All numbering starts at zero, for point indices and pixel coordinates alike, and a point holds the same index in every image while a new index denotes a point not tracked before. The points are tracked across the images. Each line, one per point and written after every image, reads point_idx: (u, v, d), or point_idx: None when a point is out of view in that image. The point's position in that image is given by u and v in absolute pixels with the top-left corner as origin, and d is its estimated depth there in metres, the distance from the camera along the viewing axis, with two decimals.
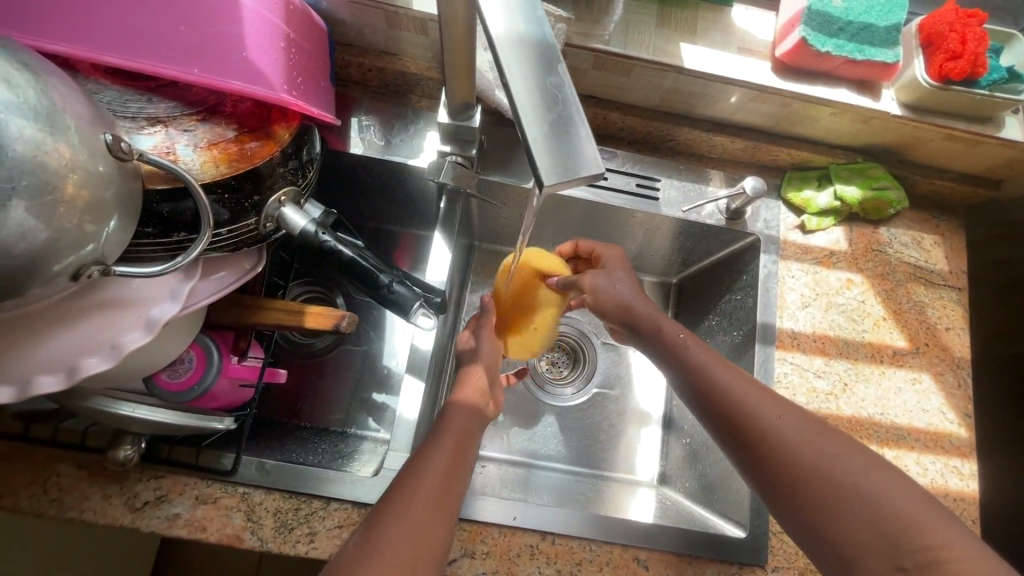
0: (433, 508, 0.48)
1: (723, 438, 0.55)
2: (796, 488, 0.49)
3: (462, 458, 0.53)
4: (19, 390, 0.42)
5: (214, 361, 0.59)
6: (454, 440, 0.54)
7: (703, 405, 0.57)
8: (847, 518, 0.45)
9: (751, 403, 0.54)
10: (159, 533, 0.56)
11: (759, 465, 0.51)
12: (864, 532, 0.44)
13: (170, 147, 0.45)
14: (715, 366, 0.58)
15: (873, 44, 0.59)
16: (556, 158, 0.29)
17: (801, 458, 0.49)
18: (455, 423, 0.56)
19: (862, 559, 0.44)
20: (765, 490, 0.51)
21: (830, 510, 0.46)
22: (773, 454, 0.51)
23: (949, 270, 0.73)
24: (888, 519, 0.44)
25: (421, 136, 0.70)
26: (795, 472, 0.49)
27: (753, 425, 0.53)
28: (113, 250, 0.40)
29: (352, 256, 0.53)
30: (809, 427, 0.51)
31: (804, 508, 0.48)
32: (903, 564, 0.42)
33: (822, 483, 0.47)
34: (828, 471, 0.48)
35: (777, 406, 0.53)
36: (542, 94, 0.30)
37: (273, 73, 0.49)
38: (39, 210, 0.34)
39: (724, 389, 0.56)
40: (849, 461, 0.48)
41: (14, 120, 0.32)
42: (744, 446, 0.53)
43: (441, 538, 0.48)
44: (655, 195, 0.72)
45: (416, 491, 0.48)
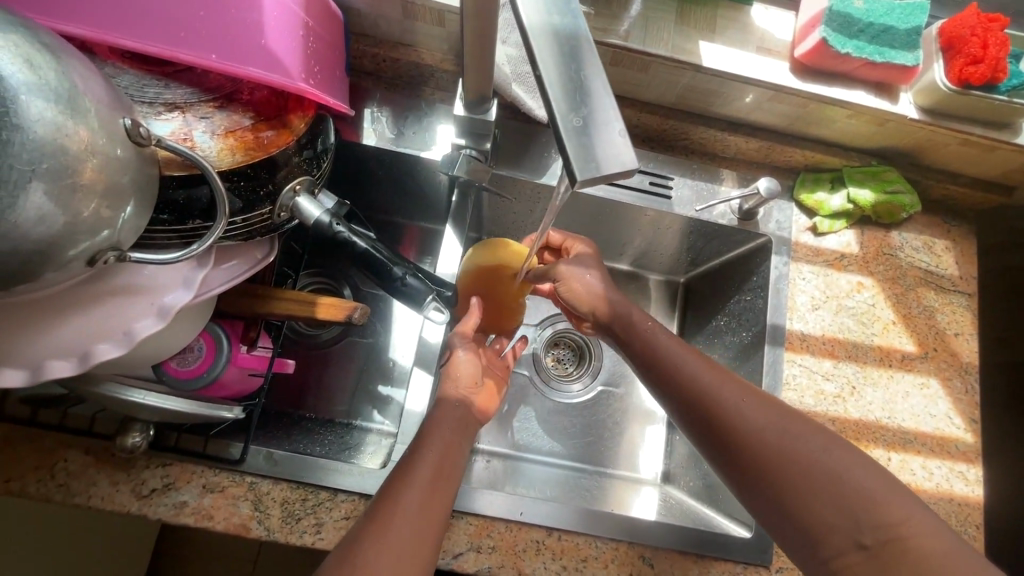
0: (428, 507, 0.48)
1: (687, 421, 0.55)
2: (762, 468, 0.49)
3: (455, 455, 0.53)
4: (32, 373, 0.42)
5: (223, 350, 0.58)
6: (449, 440, 0.54)
7: (664, 387, 0.57)
8: (812, 497, 0.46)
9: (713, 386, 0.54)
10: (166, 520, 0.56)
11: (721, 447, 0.52)
12: (829, 510, 0.45)
13: (187, 133, 0.45)
14: (677, 350, 0.58)
15: (893, 47, 0.59)
16: (588, 153, 0.28)
17: (766, 439, 0.49)
18: (445, 421, 0.55)
19: (828, 537, 0.45)
20: (737, 478, 0.51)
21: (794, 490, 0.47)
22: (736, 438, 0.51)
23: (960, 275, 0.73)
24: (851, 496, 0.45)
25: (433, 128, 0.70)
26: (760, 454, 0.49)
27: (716, 410, 0.52)
28: (129, 236, 0.40)
29: (366, 248, 0.53)
30: (771, 409, 0.51)
31: (770, 489, 0.48)
32: (862, 541, 0.44)
33: (787, 464, 0.48)
34: (792, 451, 0.48)
35: (740, 389, 0.53)
36: (575, 88, 0.30)
37: (290, 62, 0.49)
38: (58, 193, 0.33)
39: (687, 376, 0.55)
40: (810, 440, 0.48)
41: (35, 101, 0.32)
42: (710, 432, 0.53)
43: (434, 531, 0.48)
44: (668, 194, 0.72)
45: (410, 482, 0.49)
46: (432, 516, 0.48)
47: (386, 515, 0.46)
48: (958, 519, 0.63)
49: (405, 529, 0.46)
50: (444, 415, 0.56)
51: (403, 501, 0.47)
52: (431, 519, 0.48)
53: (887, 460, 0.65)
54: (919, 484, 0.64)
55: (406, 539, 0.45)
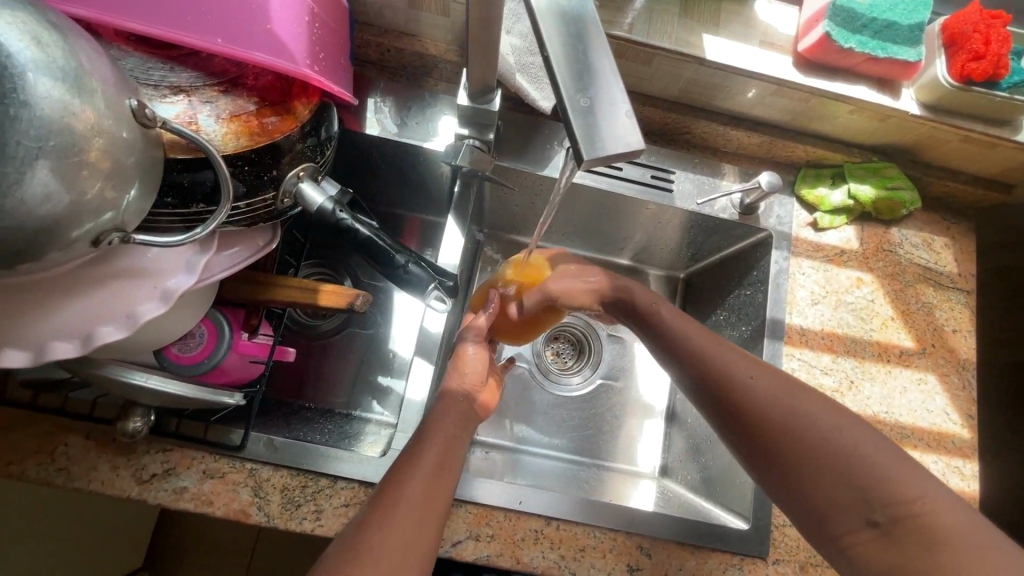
0: (431, 494, 0.48)
1: (697, 396, 0.55)
2: (770, 443, 0.49)
3: (455, 448, 0.53)
4: (35, 354, 0.42)
5: (224, 336, 0.59)
6: (446, 431, 0.54)
7: (678, 365, 0.58)
8: (819, 474, 0.46)
9: (723, 363, 0.54)
10: (166, 505, 0.56)
11: (731, 421, 0.52)
12: (836, 488, 0.46)
13: (192, 116, 0.45)
14: (690, 331, 0.58)
15: (895, 42, 0.59)
16: (595, 134, 0.29)
17: (774, 415, 0.49)
18: (449, 416, 0.55)
19: (836, 516, 0.46)
20: (745, 453, 0.51)
21: (802, 467, 0.47)
22: (745, 413, 0.51)
23: (958, 272, 0.74)
24: (859, 473, 0.45)
25: (437, 119, 0.70)
26: (768, 430, 0.49)
27: (726, 385, 0.53)
28: (133, 219, 0.40)
29: (369, 235, 0.54)
30: (780, 384, 0.51)
31: (779, 465, 0.49)
32: (874, 519, 0.44)
33: (793, 439, 0.48)
34: (800, 427, 0.48)
35: (750, 365, 0.53)
36: (583, 69, 0.30)
37: (295, 47, 0.49)
38: (63, 171, 0.33)
39: (699, 353, 0.56)
40: (819, 416, 0.48)
41: (42, 79, 0.32)
42: (719, 408, 0.53)
43: (437, 519, 0.48)
44: (670, 187, 0.72)
45: (415, 470, 0.49)
46: (432, 504, 0.48)
47: (387, 504, 0.46)
48: None
49: (408, 514, 0.46)
50: (449, 408, 0.57)
51: (405, 490, 0.47)
52: (434, 506, 0.48)
53: None
54: None
55: (408, 524, 0.45)
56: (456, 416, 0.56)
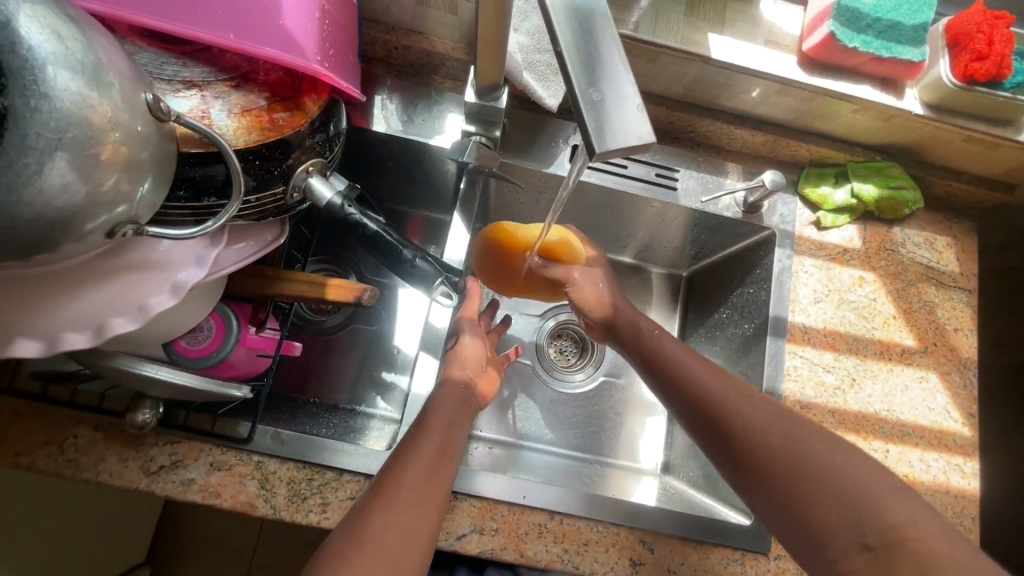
0: (430, 482, 0.49)
1: (693, 427, 0.57)
2: (765, 471, 0.50)
3: (455, 434, 0.54)
4: (48, 344, 0.42)
5: (233, 330, 0.59)
6: (444, 416, 0.54)
7: (673, 394, 0.59)
8: (813, 499, 0.47)
9: (718, 396, 0.55)
10: (173, 497, 0.56)
11: (727, 452, 0.53)
12: (830, 510, 0.46)
13: (204, 111, 0.45)
14: (686, 361, 0.60)
15: (899, 42, 0.60)
16: (606, 126, 0.29)
17: (768, 443, 0.51)
18: (447, 401, 0.56)
19: (832, 539, 0.46)
20: (741, 482, 0.52)
21: (797, 493, 0.48)
22: (740, 445, 0.52)
23: (960, 272, 0.74)
24: (851, 496, 0.45)
25: (443, 116, 0.70)
26: (763, 459, 0.50)
27: (721, 416, 0.54)
28: (146, 211, 0.40)
29: (376, 230, 0.54)
30: (774, 415, 0.52)
31: (775, 493, 0.49)
32: (867, 541, 0.44)
33: (787, 465, 0.49)
34: (793, 454, 0.49)
35: (744, 397, 0.55)
36: (594, 63, 0.30)
37: (306, 43, 0.49)
38: (80, 163, 0.34)
39: (694, 383, 0.57)
40: (812, 443, 0.49)
41: (61, 72, 0.32)
42: (715, 439, 0.54)
43: (436, 506, 0.48)
44: (673, 185, 0.73)
45: (416, 456, 0.50)
46: (433, 489, 0.49)
47: (387, 488, 0.47)
48: (954, 510, 0.64)
49: (406, 500, 0.47)
50: (450, 391, 0.58)
51: (405, 474, 0.48)
52: (433, 492, 0.49)
53: (885, 451, 0.66)
54: (916, 475, 0.65)
55: (407, 508, 0.46)
56: (452, 402, 0.56)
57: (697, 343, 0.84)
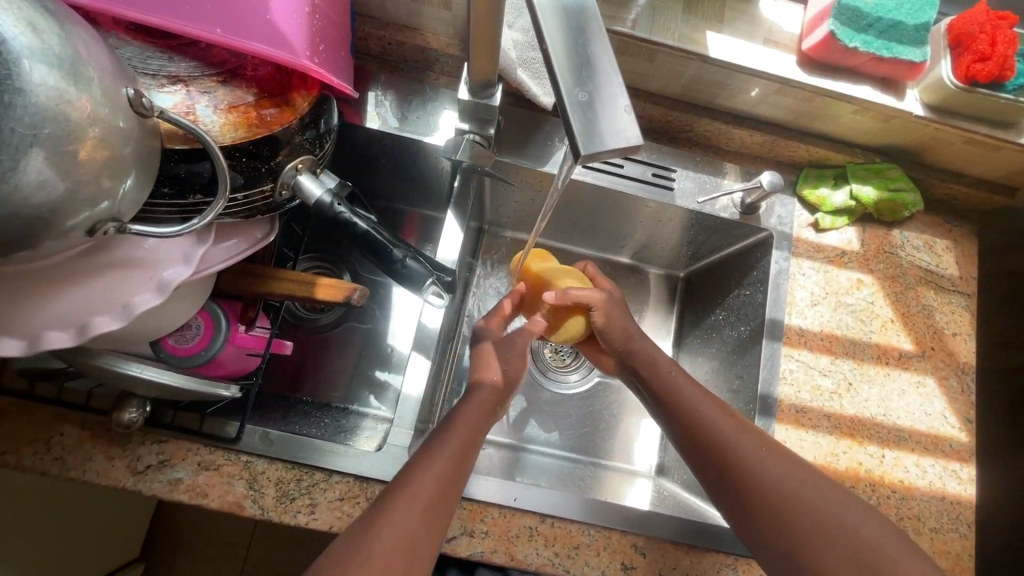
0: (442, 495, 0.49)
1: (692, 459, 0.57)
2: (767, 510, 0.51)
3: (472, 449, 0.54)
4: (30, 343, 0.41)
5: (221, 328, 0.59)
6: (466, 429, 0.54)
7: (675, 425, 0.59)
8: (813, 541, 0.48)
9: (723, 430, 0.55)
10: (160, 496, 0.56)
11: (727, 488, 0.54)
12: (824, 550, 0.47)
13: (190, 107, 0.44)
14: (690, 390, 0.60)
15: (900, 42, 0.59)
16: (593, 128, 0.28)
17: (770, 482, 0.52)
18: (471, 415, 0.57)
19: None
20: (738, 516, 0.53)
21: (793, 531, 0.49)
22: (742, 479, 0.53)
23: (959, 275, 0.73)
24: (846, 539, 0.47)
25: (438, 114, 0.69)
26: (765, 500, 0.51)
27: (723, 452, 0.54)
28: (129, 209, 0.40)
29: (366, 229, 0.53)
30: (775, 454, 0.54)
31: (770, 530, 0.50)
32: None
33: (790, 506, 0.50)
34: (794, 494, 0.50)
35: (747, 433, 0.55)
36: (583, 64, 0.29)
37: (295, 38, 0.48)
38: (58, 161, 0.33)
39: (697, 416, 0.57)
40: (811, 485, 0.51)
41: (38, 67, 0.32)
42: (716, 473, 0.55)
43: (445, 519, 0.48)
44: (671, 186, 0.72)
45: (437, 457, 0.51)
46: (446, 502, 0.49)
47: (404, 493, 0.47)
48: (950, 517, 0.64)
49: (416, 513, 0.46)
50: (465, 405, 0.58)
51: (419, 483, 0.48)
52: (444, 505, 0.49)
53: (881, 457, 0.65)
54: (912, 481, 0.64)
55: (416, 518, 0.46)
56: (468, 422, 0.55)
57: (693, 344, 0.84)
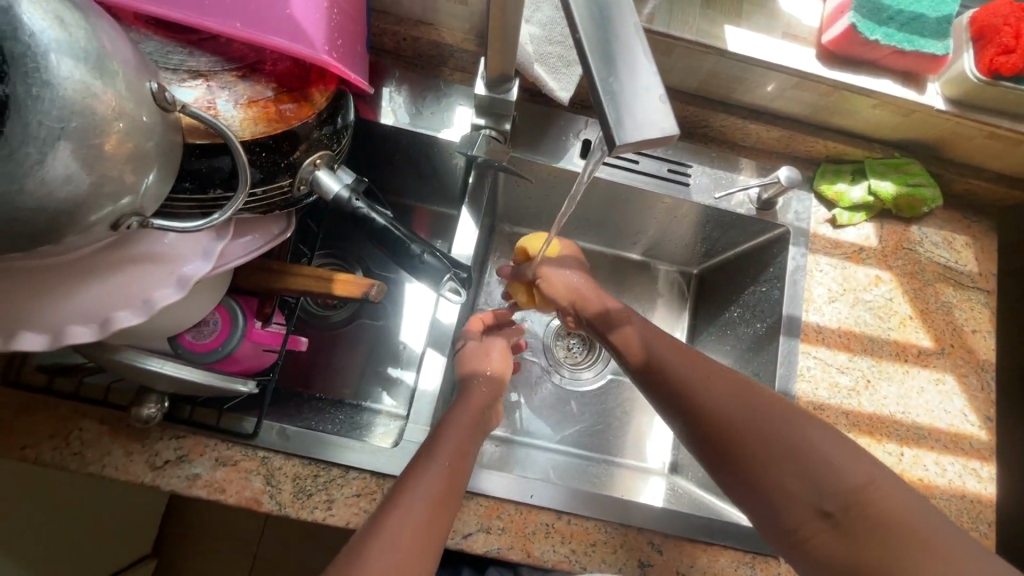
0: (435, 505, 0.48)
1: (658, 401, 0.58)
2: (728, 443, 0.51)
3: (465, 462, 0.53)
4: (53, 338, 0.42)
5: (239, 323, 0.59)
6: (456, 440, 0.54)
7: (642, 374, 0.60)
8: (776, 469, 0.48)
9: (677, 370, 0.57)
10: (178, 492, 0.56)
11: (690, 426, 0.54)
12: (789, 479, 0.48)
13: (211, 101, 0.44)
14: (654, 340, 0.61)
15: (922, 35, 0.58)
16: (627, 118, 0.28)
17: (726, 414, 0.52)
18: (459, 426, 0.56)
19: (792, 508, 0.47)
20: (704, 456, 0.53)
21: (757, 463, 0.49)
22: (698, 413, 0.53)
23: (979, 272, 0.72)
24: (812, 466, 0.47)
25: (451, 109, 0.69)
26: (725, 432, 0.51)
27: (684, 391, 0.55)
28: (151, 204, 0.40)
29: (384, 224, 0.54)
30: (733, 387, 0.54)
31: (732, 464, 0.51)
32: (827, 509, 0.46)
33: (749, 436, 0.50)
34: (754, 422, 0.50)
35: (705, 373, 0.55)
36: (615, 53, 0.29)
37: (313, 33, 0.48)
38: (84, 155, 0.33)
39: (660, 362, 0.59)
40: (773, 414, 0.51)
41: (64, 60, 0.32)
42: (678, 412, 0.55)
43: (442, 524, 0.48)
44: (686, 181, 0.71)
45: (437, 458, 0.51)
46: (449, 495, 0.49)
47: (406, 492, 0.48)
48: (970, 515, 0.63)
49: (404, 528, 0.45)
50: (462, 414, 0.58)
51: (423, 482, 0.49)
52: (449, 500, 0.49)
53: (900, 454, 0.65)
54: (932, 479, 0.64)
55: (418, 512, 0.46)
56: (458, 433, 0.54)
57: (707, 341, 0.83)
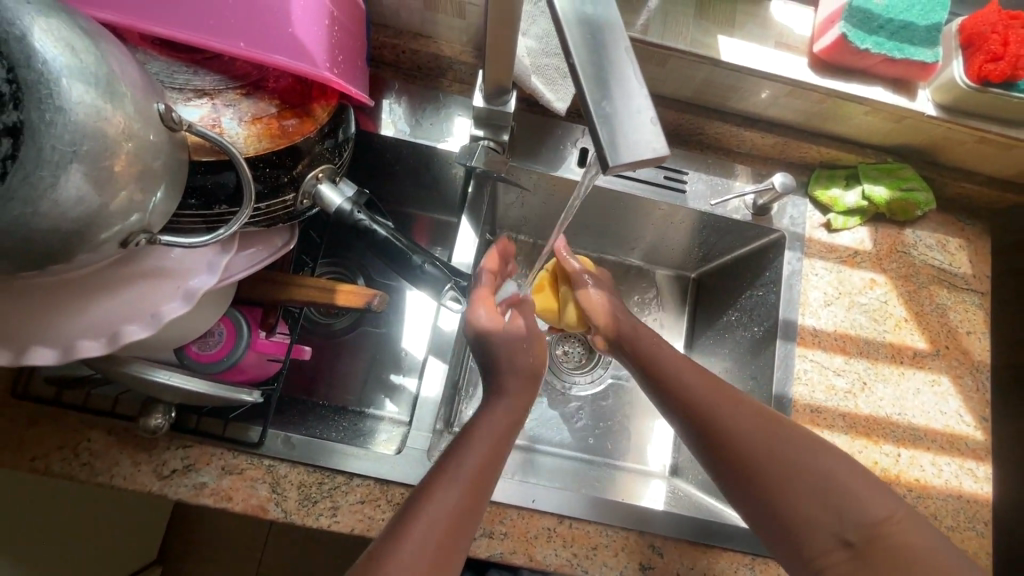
0: (464, 502, 0.47)
1: (683, 427, 0.58)
2: (754, 471, 0.52)
3: (496, 467, 0.51)
4: (63, 353, 0.42)
5: (243, 335, 0.59)
6: (497, 424, 0.54)
7: (665, 399, 0.60)
8: (800, 499, 0.50)
9: (703, 399, 0.57)
10: (185, 500, 0.57)
11: (716, 453, 0.55)
12: (814, 509, 0.50)
13: (215, 119, 0.45)
14: (680, 364, 0.61)
15: (913, 43, 0.59)
16: (620, 139, 0.29)
17: (751, 445, 0.53)
18: (495, 412, 0.55)
19: (813, 536, 0.50)
20: (727, 481, 0.55)
21: (783, 491, 0.51)
22: (728, 446, 0.54)
23: (973, 273, 0.73)
24: (839, 499, 0.49)
25: (450, 120, 0.70)
26: (751, 463, 0.53)
27: (710, 421, 0.56)
28: (158, 220, 0.41)
29: (386, 236, 0.56)
30: (758, 417, 0.55)
31: (763, 495, 0.52)
32: (848, 538, 0.48)
33: (775, 465, 0.52)
34: (779, 454, 0.52)
35: (729, 401, 0.56)
36: (608, 76, 0.30)
37: (315, 50, 0.49)
38: (95, 176, 0.34)
39: (687, 388, 0.59)
40: (799, 446, 0.52)
41: (76, 85, 0.33)
42: (703, 441, 0.56)
43: (475, 516, 0.48)
44: (682, 188, 0.72)
45: (475, 443, 0.51)
46: (481, 487, 0.49)
47: (441, 480, 0.48)
48: (966, 515, 0.64)
49: (430, 532, 0.45)
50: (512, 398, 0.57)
51: (455, 470, 0.49)
52: (481, 492, 0.49)
53: (896, 455, 0.66)
54: (928, 480, 0.65)
55: (451, 505, 0.47)
56: (489, 438, 0.52)
57: (705, 345, 0.84)
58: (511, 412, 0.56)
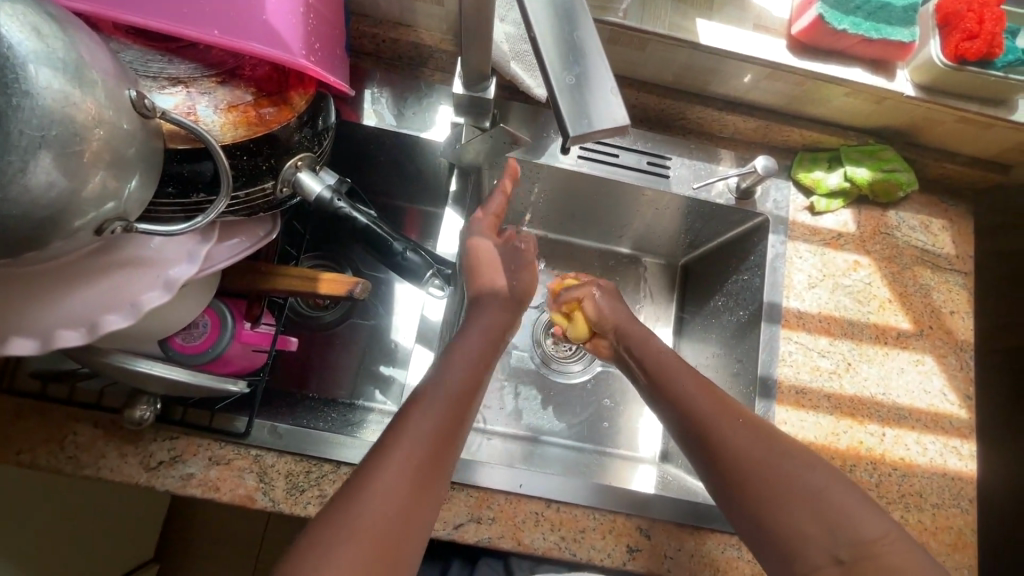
0: (453, 411, 0.46)
1: (681, 437, 0.57)
2: (746, 483, 0.50)
3: (477, 393, 0.49)
4: (44, 342, 0.43)
5: (228, 325, 0.60)
6: (483, 343, 0.54)
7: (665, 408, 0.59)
8: (791, 511, 0.48)
9: (701, 409, 0.56)
10: (173, 491, 0.57)
11: (712, 465, 0.53)
12: (805, 521, 0.47)
13: (190, 107, 0.46)
14: (680, 373, 0.60)
15: (889, 23, 0.60)
16: (580, 108, 0.32)
17: (745, 456, 0.51)
18: (484, 330, 0.56)
19: (804, 550, 0.46)
20: (720, 492, 0.53)
21: (775, 502, 0.48)
22: (723, 457, 0.52)
23: (956, 254, 0.74)
24: (832, 517, 0.46)
25: (433, 109, 0.70)
26: (744, 474, 0.51)
27: (706, 430, 0.54)
28: (134, 208, 0.40)
29: (367, 223, 0.55)
30: (754, 432, 0.53)
31: (754, 507, 0.50)
32: (839, 555, 0.45)
33: (767, 477, 0.50)
34: (773, 468, 0.50)
35: (725, 412, 0.55)
36: (571, 47, 0.33)
37: (291, 38, 0.49)
38: (65, 162, 0.34)
39: (686, 397, 0.57)
40: (795, 461, 0.50)
41: (43, 71, 0.33)
42: (699, 452, 0.54)
43: (462, 435, 0.47)
44: (665, 173, 0.72)
45: (462, 357, 0.51)
46: (468, 400, 0.48)
47: (427, 396, 0.47)
48: (951, 492, 0.64)
49: (419, 445, 0.43)
50: (494, 316, 0.58)
51: (443, 385, 0.48)
52: (468, 407, 0.48)
53: (881, 435, 0.66)
54: (913, 458, 0.65)
55: (440, 419, 0.45)
56: (474, 359, 0.52)
57: (693, 330, 0.84)
58: (492, 327, 0.57)
